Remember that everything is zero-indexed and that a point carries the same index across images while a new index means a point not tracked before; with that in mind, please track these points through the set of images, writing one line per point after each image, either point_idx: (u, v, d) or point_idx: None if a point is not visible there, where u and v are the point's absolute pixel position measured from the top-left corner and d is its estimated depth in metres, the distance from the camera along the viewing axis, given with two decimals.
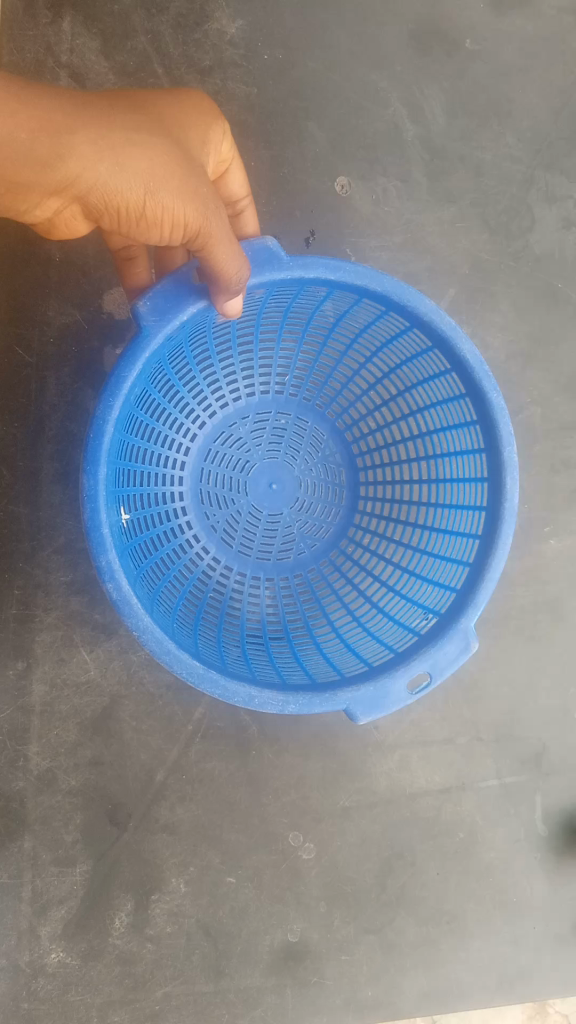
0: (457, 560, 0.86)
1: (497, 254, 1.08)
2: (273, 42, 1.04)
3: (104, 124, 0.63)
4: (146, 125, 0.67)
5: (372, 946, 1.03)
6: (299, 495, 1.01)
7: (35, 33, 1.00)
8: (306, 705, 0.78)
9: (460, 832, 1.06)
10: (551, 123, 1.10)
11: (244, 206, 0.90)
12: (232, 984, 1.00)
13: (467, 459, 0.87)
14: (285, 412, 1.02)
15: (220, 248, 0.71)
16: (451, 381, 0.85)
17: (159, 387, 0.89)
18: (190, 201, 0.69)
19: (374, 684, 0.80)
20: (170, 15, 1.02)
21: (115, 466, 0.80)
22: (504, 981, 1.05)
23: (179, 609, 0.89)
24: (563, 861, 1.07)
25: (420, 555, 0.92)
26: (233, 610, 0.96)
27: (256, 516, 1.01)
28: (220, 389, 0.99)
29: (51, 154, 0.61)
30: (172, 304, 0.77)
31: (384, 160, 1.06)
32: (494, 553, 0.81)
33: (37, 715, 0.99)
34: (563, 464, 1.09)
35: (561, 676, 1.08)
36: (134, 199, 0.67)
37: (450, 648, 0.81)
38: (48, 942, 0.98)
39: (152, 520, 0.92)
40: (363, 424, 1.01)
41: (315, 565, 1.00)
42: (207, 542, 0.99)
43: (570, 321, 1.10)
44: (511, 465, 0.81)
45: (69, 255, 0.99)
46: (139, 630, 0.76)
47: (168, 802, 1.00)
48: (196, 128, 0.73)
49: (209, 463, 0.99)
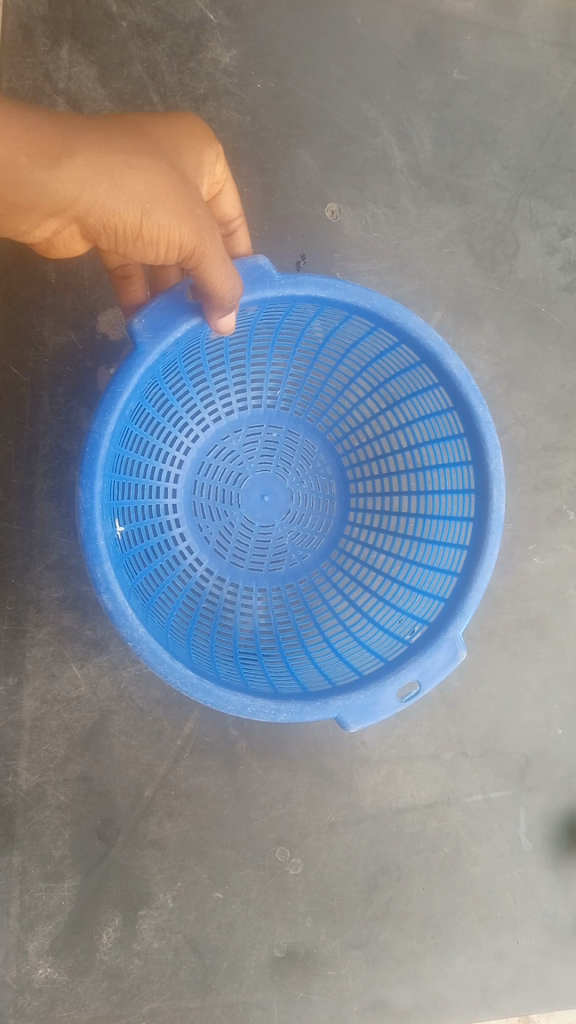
0: (445, 570, 0.88)
1: (483, 279, 1.11)
2: (266, 71, 1.06)
3: (102, 148, 0.65)
4: (142, 148, 0.69)
5: (359, 961, 1.04)
6: (290, 507, 1.03)
7: (33, 60, 1.02)
8: (299, 713, 0.80)
9: (445, 847, 1.07)
10: (535, 152, 1.13)
11: (235, 226, 0.92)
12: (219, 999, 1.01)
13: (455, 471, 0.89)
14: (276, 426, 1.04)
15: (215, 266, 0.72)
16: (440, 396, 0.87)
17: (154, 402, 0.90)
18: (185, 221, 0.70)
19: (364, 693, 0.82)
20: (165, 44, 1.04)
21: (109, 479, 0.81)
22: (488, 996, 1.06)
23: (173, 619, 0.90)
24: (546, 875, 1.09)
25: (409, 566, 0.94)
26: (226, 621, 0.97)
27: (248, 528, 1.02)
28: (213, 403, 1.00)
29: (51, 177, 0.63)
30: (167, 321, 0.78)
31: (373, 187, 1.08)
32: (482, 563, 0.83)
33: (27, 731, 1.00)
34: (547, 484, 1.12)
35: (545, 691, 1.10)
36: (131, 220, 0.69)
37: (438, 656, 0.83)
38: (36, 957, 0.98)
39: (146, 533, 0.94)
40: (353, 437, 1.03)
41: (307, 575, 1.02)
42: (200, 553, 1.00)
43: (553, 345, 1.13)
44: (498, 477, 0.83)
45: (64, 275, 1.01)
46: (134, 640, 0.77)
47: (156, 817, 1.01)
48: (190, 150, 0.75)
49: (202, 475, 1.01)
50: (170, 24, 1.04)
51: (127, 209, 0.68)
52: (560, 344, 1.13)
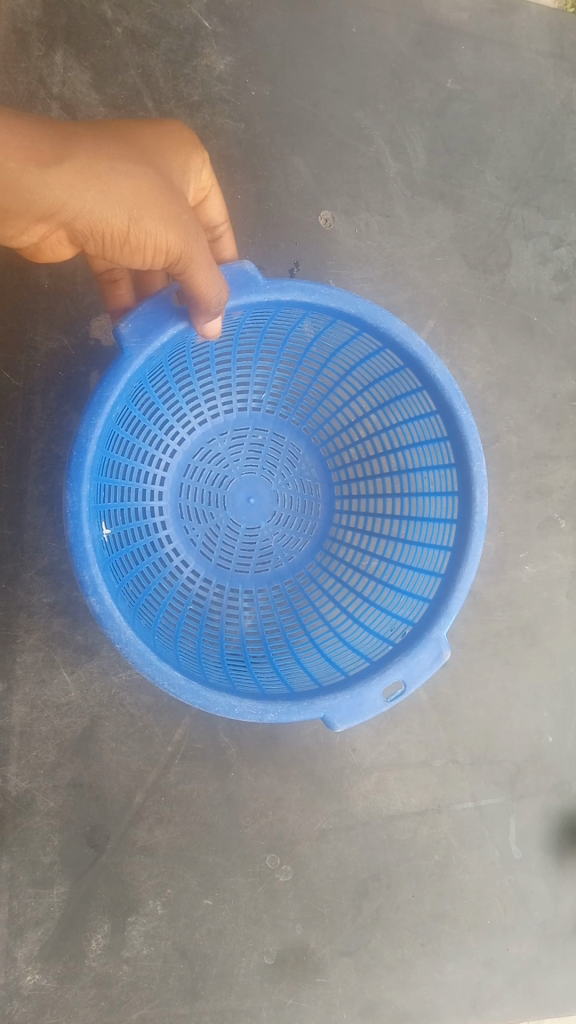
0: (428, 570, 0.88)
1: (476, 288, 1.12)
2: (260, 79, 1.06)
3: (89, 155, 0.65)
4: (130, 154, 0.69)
5: (348, 968, 1.04)
6: (276, 509, 1.03)
7: (27, 65, 1.02)
8: (285, 713, 0.80)
9: (435, 855, 1.07)
10: (528, 162, 1.14)
11: (222, 231, 0.93)
12: (208, 1006, 1.01)
13: (438, 474, 0.89)
14: (262, 429, 1.04)
15: (202, 271, 0.72)
16: (423, 399, 0.88)
17: (140, 406, 0.90)
18: (172, 227, 0.70)
19: (350, 693, 0.82)
20: (160, 51, 1.04)
21: (96, 482, 0.81)
22: (477, 1003, 1.06)
23: (160, 621, 0.90)
24: (535, 881, 1.09)
25: (394, 568, 0.94)
26: (212, 622, 0.97)
27: (234, 530, 1.02)
28: (199, 407, 1.00)
29: (38, 184, 0.63)
30: (154, 325, 0.78)
31: (366, 195, 1.09)
32: (465, 565, 0.83)
33: (16, 737, 0.99)
34: (538, 492, 1.12)
35: (535, 699, 1.11)
36: (118, 226, 0.69)
37: (423, 657, 0.83)
38: (24, 964, 0.98)
39: (134, 535, 0.93)
40: (339, 440, 1.03)
41: (293, 578, 1.02)
42: (186, 556, 1.00)
43: (544, 354, 1.13)
44: (480, 479, 0.83)
45: (57, 281, 1.01)
46: (121, 641, 0.76)
47: (146, 823, 1.01)
48: (176, 157, 0.75)
49: (188, 478, 1.01)
50: (165, 31, 1.05)
51: (114, 215, 0.68)
52: (552, 353, 1.14)
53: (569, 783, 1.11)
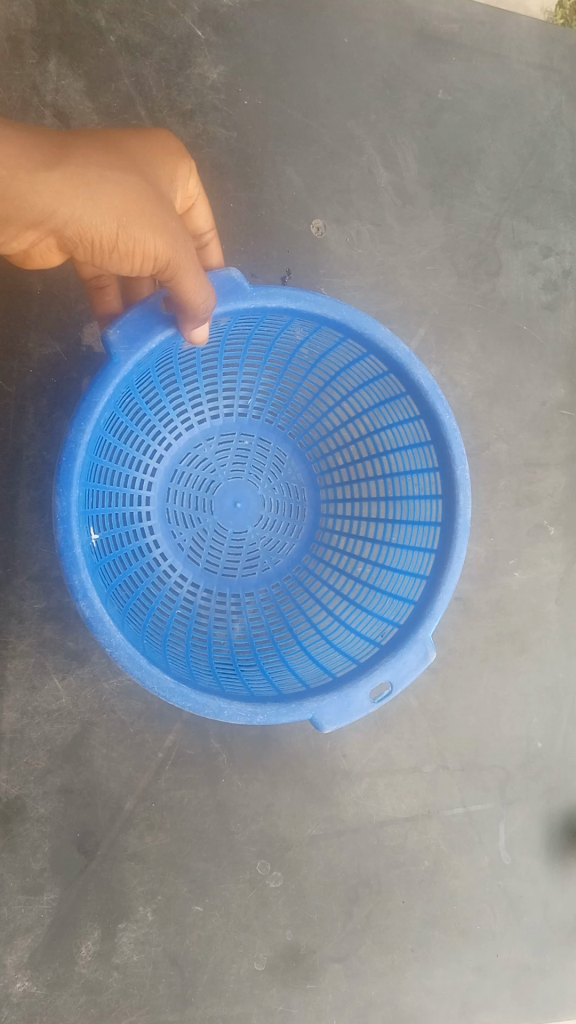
0: (414, 573, 0.88)
1: (466, 297, 1.12)
2: (253, 88, 1.07)
3: (79, 163, 0.66)
4: (120, 163, 0.70)
5: (338, 974, 1.04)
6: (262, 513, 1.03)
7: (21, 72, 1.02)
8: (274, 714, 0.80)
9: (425, 861, 1.08)
10: (518, 172, 1.15)
11: (208, 238, 0.93)
12: (198, 1013, 1.01)
13: (423, 477, 0.90)
14: (248, 434, 1.04)
15: (190, 279, 0.73)
16: (407, 404, 0.88)
17: (127, 411, 0.91)
18: (160, 233, 0.70)
19: (338, 694, 0.82)
20: (153, 60, 1.05)
21: (85, 486, 0.81)
22: (466, 1008, 1.07)
23: (148, 625, 0.90)
24: (524, 886, 1.10)
25: (379, 570, 0.95)
26: (200, 625, 0.97)
27: (222, 534, 1.03)
28: (185, 412, 1.01)
29: (27, 191, 0.63)
30: (142, 332, 0.79)
31: (358, 204, 1.10)
32: (449, 566, 0.84)
33: (7, 743, 0.99)
34: (527, 499, 1.13)
35: (524, 705, 1.11)
36: (107, 233, 0.69)
37: (409, 658, 0.83)
38: (13, 971, 0.98)
39: (122, 538, 0.94)
40: (324, 444, 1.03)
41: (280, 580, 1.02)
42: (174, 559, 1.00)
43: (533, 363, 1.14)
44: (463, 482, 0.84)
45: (51, 287, 1.01)
46: (111, 644, 0.77)
47: (136, 829, 1.01)
48: (164, 165, 0.76)
49: (176, 482, 1.01)
50: (158, 39, 1.05)
51: (103, 221, 0.68)
52: (541, 362, 1.15)
53: (558, 788, 1.12)
